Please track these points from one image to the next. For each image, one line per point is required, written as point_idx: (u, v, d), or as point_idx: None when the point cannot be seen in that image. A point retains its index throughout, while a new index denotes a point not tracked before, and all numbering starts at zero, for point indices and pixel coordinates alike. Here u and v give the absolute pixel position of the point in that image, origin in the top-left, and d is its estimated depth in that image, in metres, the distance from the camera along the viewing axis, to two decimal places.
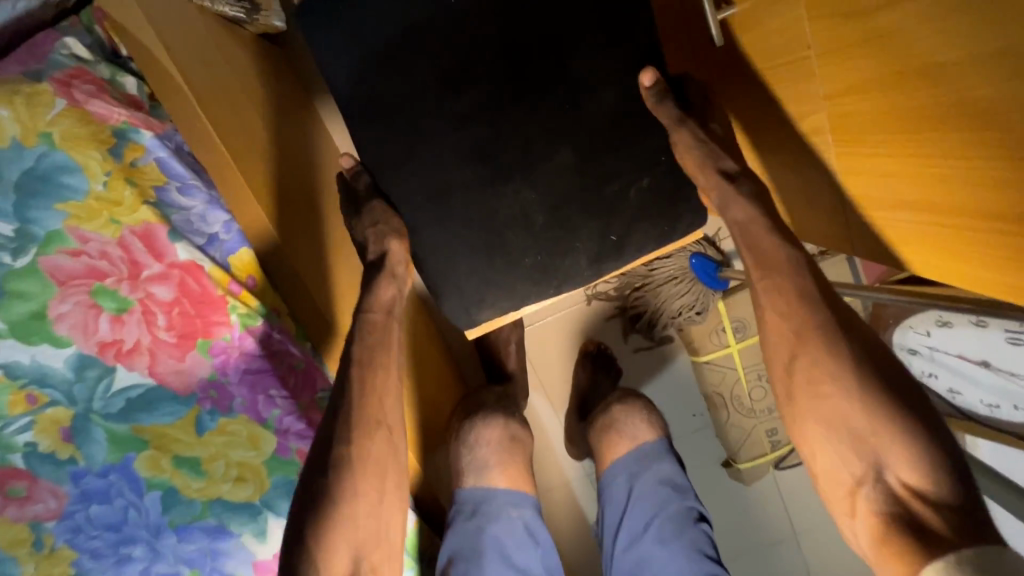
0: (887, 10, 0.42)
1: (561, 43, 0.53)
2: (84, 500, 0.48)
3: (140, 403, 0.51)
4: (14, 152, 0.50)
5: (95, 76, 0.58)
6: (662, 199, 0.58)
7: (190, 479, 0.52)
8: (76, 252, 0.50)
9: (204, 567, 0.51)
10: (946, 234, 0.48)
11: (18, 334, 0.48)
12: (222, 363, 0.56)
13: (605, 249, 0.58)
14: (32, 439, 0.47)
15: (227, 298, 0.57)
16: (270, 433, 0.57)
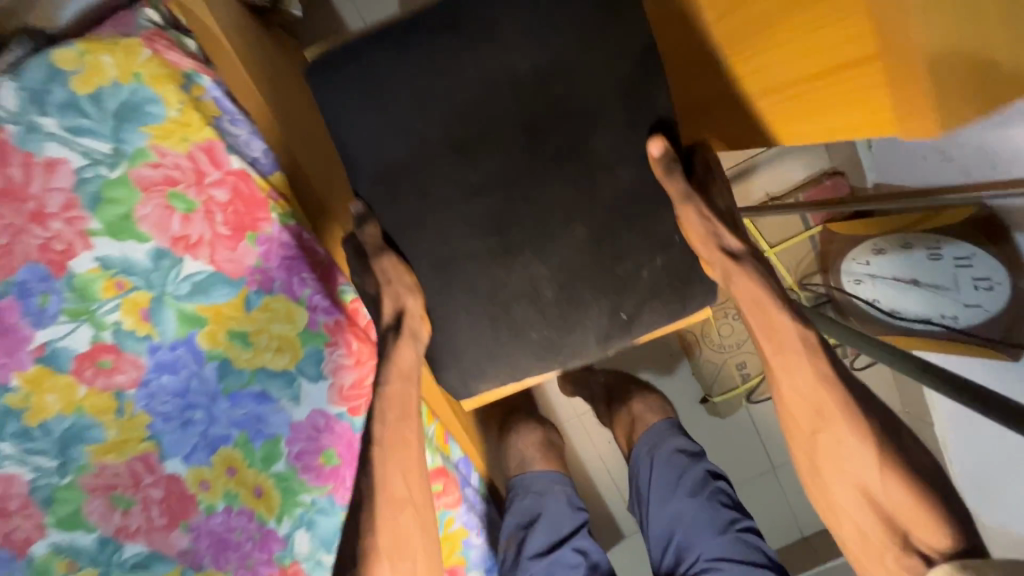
0: None
1: (583, 119, 0.50)
2: (158, 370, 0.54)
3: (200, 287, 0.56)
4: (112, 88, 0.55)
5: (168, 37, 0.61)
6: (677, 279, 0.55)
7: (239, 350, 0.57)
8: (156, 165, 0.55)
9: (251, 430, 0.57)
10: (821, 105, 0.52)
11: (112, 233, 0.53)
12: (266, 252, 0.59)
13: (615, 326, 0.56)
14: (117, 318, 0.53)
15: (269, 200, 0.60)
16: (303, 310, 0.60)
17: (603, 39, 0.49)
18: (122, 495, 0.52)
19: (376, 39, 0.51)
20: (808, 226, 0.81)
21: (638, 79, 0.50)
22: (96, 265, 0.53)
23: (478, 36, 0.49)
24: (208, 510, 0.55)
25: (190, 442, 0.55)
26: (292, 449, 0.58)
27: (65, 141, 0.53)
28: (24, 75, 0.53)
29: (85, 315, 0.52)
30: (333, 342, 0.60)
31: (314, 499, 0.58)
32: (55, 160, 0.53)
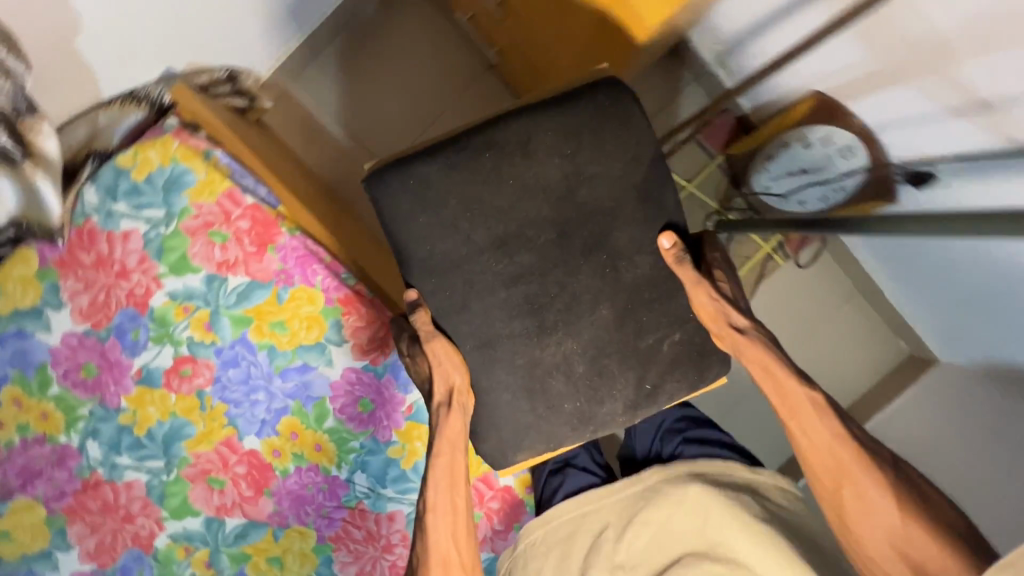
0: None
1: (605, 217, 0.59)
2: (225, 366, 0.72)
3: (243, 294, 0.72)
4: (159, 171, 0.73)
5: (185, 131, 0.75)
6: (694, 351, 0.62)
7: (279, 333, 0.73)
8: (195, 217, 0.73)
9: (302, 398, 0.74)
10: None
11: (176, 272, 0.72)
12: (285, 256, 0.73)
13: (641, 397, 0.61)
14: (189, 333, 0.72)
15: (280, 220, 0.74)
16: (320, 290, 0.74)
17: (620, 153, 0.58)
18: (215, 478, 0.73)
19: (430, 155, 0.58)
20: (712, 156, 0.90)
21: (650, 183, 0.59)
22: (167, 298, 0.72)
23: (514, 152, 0.58)
24: (283, 473, 0.74)
25: (258, 418, 0.73)
26: (335, 405, 0.74)
27: (135, 217, 0.72)
28: (99, 179, 0.73)
29: (166, 337, 0.72)
30: (348, 312, 0.74)
31: (361, 443, 0.74)
32: (130, 231, 0.72)
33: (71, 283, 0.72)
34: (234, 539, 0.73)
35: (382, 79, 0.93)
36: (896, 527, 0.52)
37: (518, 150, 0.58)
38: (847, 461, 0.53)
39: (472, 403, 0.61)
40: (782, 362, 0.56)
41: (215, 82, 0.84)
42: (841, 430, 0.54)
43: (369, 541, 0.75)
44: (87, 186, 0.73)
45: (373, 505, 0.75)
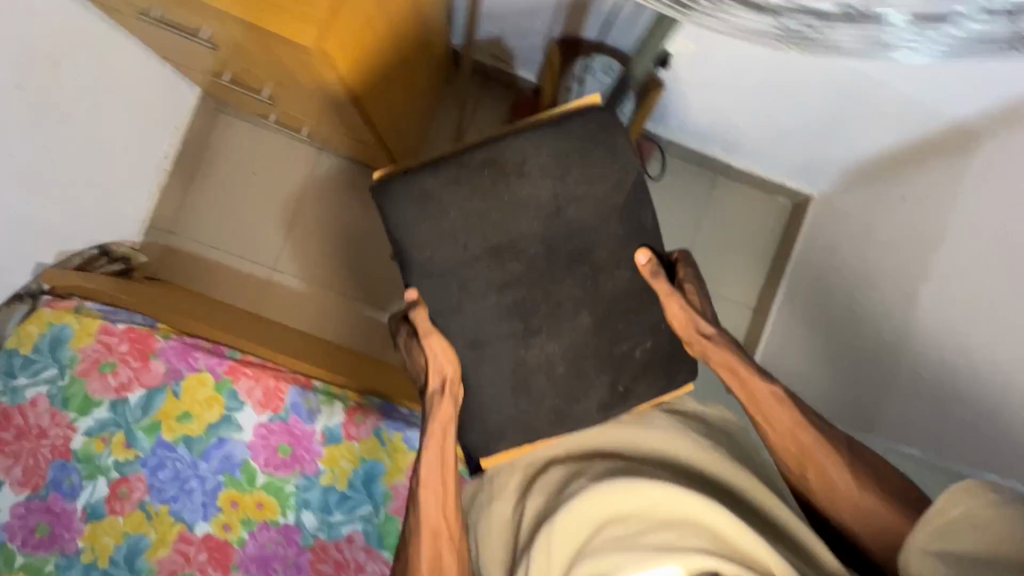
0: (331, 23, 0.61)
1: (589, 233, 0.65)
2: (154, 467, 0.82)
3: (150, 423, 0.83)
4: (43, 346, 0.82)
5: (42, 301, 0.84)
6: (663, 359, 0.68)
7: (185, 420, 0.84)
8: (96, 341, 0.84)
9: (230, 469, 0.83)
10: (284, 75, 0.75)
11: (83, 411, 0.82)
12: (170, 358, 0.85)
13: (613, 397, 0.68)
14: (112, 458, 0.81)
15: (155, 332, 0.86)
16: (208, 373, 0.86)
17: (606, 177, 0.65)
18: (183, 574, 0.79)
19: (435, 169, 0.64)
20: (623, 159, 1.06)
21: (631, 206, 0.66)
22: (85, 437, 0.81)
23: (510, 172, 0.64)
24: (239, 543, 0.81)
25: (199, 506, 0.82)
26: (258, 460, 0.84)
27: (31, 381, 0.81)
28: None
29: (98, 472, 0.81)
30: (238, 379, 0.86)
31: (295, 485, 0.84)
32: (34, 399, 0.81)
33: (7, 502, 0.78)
34: None
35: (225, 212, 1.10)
36: (855, 497, 0.59)
37: (513, 169, 0.64)
38: (805, 440, 0.60)
39: (462, 393, 0.66)
40: (746, 364, 0.63)
41: (82, 257, 0.94)
42: (801, 416, 0.61)
43: (341, 569, 0.82)
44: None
45: (329, 535, 0.83)
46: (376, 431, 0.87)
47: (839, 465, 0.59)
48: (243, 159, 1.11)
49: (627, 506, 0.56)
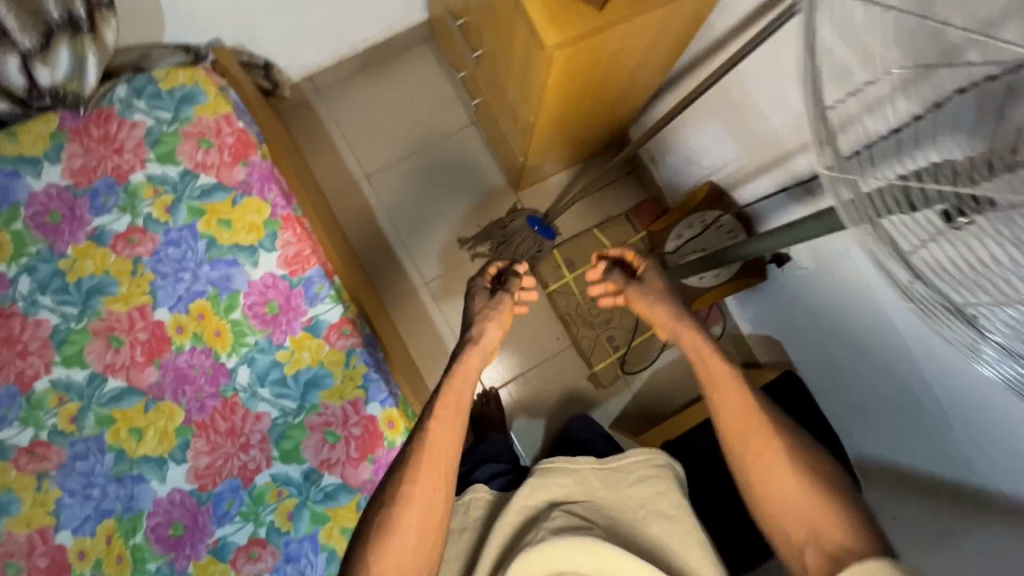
0: (544, 115, 1.31)
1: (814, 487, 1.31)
2: (169, 242, 1.17)
3: (206, 191, 1.20)
4: (191, 90, 1.24)
5: (204, 136, 1.22)
6: (760, 545, 1.29)
7: (223, 228, 1.18)
8: (193, 125, 1.22)
9: (219, 290, 1.16)
10: (566, 101, 1.28)
11: (163, 160, 1.20)
12: (252, 171, 1.22)
13: (738, 527, 1.29)
14: (150, 208, 1.17)
15: (191, 199, 1.19)
16: (271, 219, 1.21)
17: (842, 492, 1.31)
18: (233, 300, 1.16)
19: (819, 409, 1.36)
20: (587, 287, 1.84)
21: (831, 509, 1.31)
22: (145, 177, 1.18)
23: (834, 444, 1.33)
24: (176, 347, 1.13)
25: (228, 276, 1.17)
26: (243, 300, 1.16)
27: (191, 117, 1.22)
28: (134, 82, 1.22)
29: (132, 206, 1.17)
30: (292, 236, 1.20)
31: (255, 341, 1.15)
32: (186, 130, 1.21)
33: (73, 145, 1.18)
34: (235, 287, 1.17)
35: (382, 117, 1.93)
36: None
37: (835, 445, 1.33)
38: None
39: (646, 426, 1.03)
40: None
41: (254, 69, 1.59)
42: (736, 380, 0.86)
43: (232, 434, 1.11)
44: (122, 84, 1.22)
45: (245, 401, 1.13)
46: (348, 352, 1.17)
47: (776, 447, 0.81)
48: (404, 161, 1.92)
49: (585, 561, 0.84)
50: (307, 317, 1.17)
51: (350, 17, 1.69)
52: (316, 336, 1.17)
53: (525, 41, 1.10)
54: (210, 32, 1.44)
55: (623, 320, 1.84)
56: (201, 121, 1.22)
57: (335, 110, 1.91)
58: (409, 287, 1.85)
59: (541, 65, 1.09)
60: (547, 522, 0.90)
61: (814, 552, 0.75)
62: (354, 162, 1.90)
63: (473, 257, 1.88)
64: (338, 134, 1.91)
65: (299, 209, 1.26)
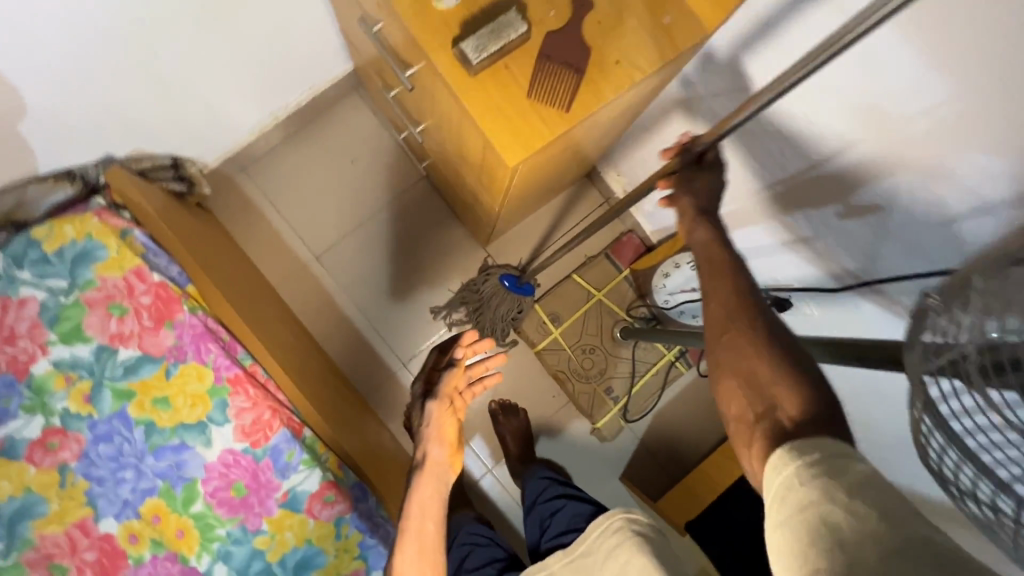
0: (507, 194, 1.07)
1: None
2: (97, 437, 0.98)
3: (131, 367, 1.00)
4: (88, 245, 1.02)
5: (112, 300, 1.01)
6: None
7: (162, 406, 1.00)
8: (98, 289, 1.01)
9: (170, 481, 1.00)
10: (532, 171, 1.04)
11: (67, 339, 0.99)
12: (180, 331, 1.03)
13: None
14: (65, 403, 0.98)
15: (112, 380, 1.00)
16: (218, 385, 1.03)
17: None
18: (192, 489, 1.00)
19: None
20: (577, 339, 1.72)
21: None
22: (50, 365, 0.98)
23: None
24: (134, 559, 0.97)
25: (178, 463, 1.00)
26: (201, 488, 1.00)
27: (92, 280, 1.01)
28: (10, 249, 1.00)
29: (42, 404, 0.98)
30: (246, 397, 1.03)
31: (227, 531, 1.00)
32: (91, 297, 1.01)
33: None
34: (189, 474, 1.00)
35: (320, 183, 1.71)
36: None
37: None
38: None
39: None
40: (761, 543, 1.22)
41: (159, 171, 1.35)
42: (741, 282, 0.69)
43: None
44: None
45: None
46: (336, 519, 1.03)
47: (754, 331, 0.65)
48: (355, 229, 1.71)
49: None
50: (281, 492, 1.02)
51: (263, 87, 1.45)
52: (297, 512, 1.02)
53: (476, 142, 0.92)
54: (98, 148, 1.20)
55: (619, 367, 1.73)
56: (105, 281, 1.02)
57: (265, 187, 1.68)
58: (384, 371, 1.69)
59: (499, 172, 0.91)
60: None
61: (767, 423, 0.60)
62: (299, 243, 1.69)
63: (451, 325, 1.72)
64: (275, 214, 1.68)
65: (247, 358, 1.08)
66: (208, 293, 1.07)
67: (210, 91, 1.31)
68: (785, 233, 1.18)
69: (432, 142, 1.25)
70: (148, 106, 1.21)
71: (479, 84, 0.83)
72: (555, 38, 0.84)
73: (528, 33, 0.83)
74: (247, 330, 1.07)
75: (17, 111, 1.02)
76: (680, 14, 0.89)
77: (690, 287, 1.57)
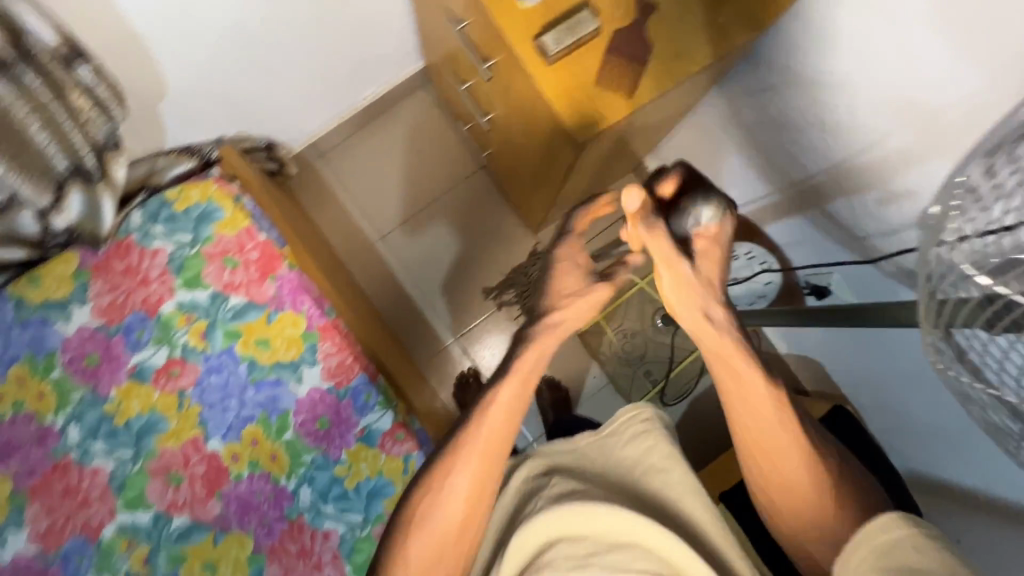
0: (567, 175, 1.20)
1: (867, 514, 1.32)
2: (209, 369, 1.15)
3: (238, 311, 1.17)
4: (208, 206, 1.20)
5: (226, 254, 1.18)
6: None
7: (263, 347, 1.17)
8: (215, 244, 1.19)
9: (267, 411, 1.15)
10: (591, 155, 1.16)
11: (188, 285, 1.17)
12: (279, 283, 1.19)
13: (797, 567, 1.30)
14: (184, 338, 1.15)
15: (223, 321, 1.17)
16: (310, 331, 1.19)
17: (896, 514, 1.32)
18: (285, 419, 1.15)
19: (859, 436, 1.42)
20: (619, 324, 1.82)
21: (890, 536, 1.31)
22: (174, 306, 1.16)
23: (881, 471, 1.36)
24: (234, 476, 1.13)
25: (274, 396, 1.16)
26: (292, 419, 1.15)
27: (210, 236, 1.19)
28: (147, 207, 1.18)
29: (168, 338, 1.15)
30: (333, 343, 1.18)
31: (311, 458, 1.15)
32: (208, 250, 1.18)
33: (98, 283, 1.15)
34: (283, 406, 1.16)
35: (388, 169, 1.88)
36: None
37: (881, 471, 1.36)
38: None
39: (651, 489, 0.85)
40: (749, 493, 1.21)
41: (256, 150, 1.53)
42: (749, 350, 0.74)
43: (301, 555, 1.12)
44: (136, 211, 1.18)
45: (309, 519, 1.13)
46: (404, 456, 1.17)
47: (794, 438, 0.72)
48: (417, 213, 1.87)
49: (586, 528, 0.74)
50: (359, 428, 1.17)
51: (346, 81, 1.62)
52: (371, 447, 1.16)
53: (547, 125, 1.04)
54: (212, 130, 1.40)
55: (658, 352, 1.82)
56: (221, 238, 1.19)
57: (340, 172, 1.86)
58: (437, 344, 1.83)
59: (566, 151, 1.04)
60: (544, 490, 0.85)
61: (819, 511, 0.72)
62: (367, 223, 1.86)
63: (499, 305, 1.85)
64: (347, 196, 1.86)
65: (332, 311, 1.24)
66: (299, 252, 1.26)
67: (305, 83, 1.49)
68: (824, 220, 1.26)
69: (500, 128, 1.39)
70: (256, 94, 1.40)
71: (554, 72, 0.96)
72: (623, 33, 0.96)
73: (600, 29, 0.95)
74: (327, 285, 1.27)
75: (158, 94, 1.21)
76: (735, 15, 0.99)
77: None
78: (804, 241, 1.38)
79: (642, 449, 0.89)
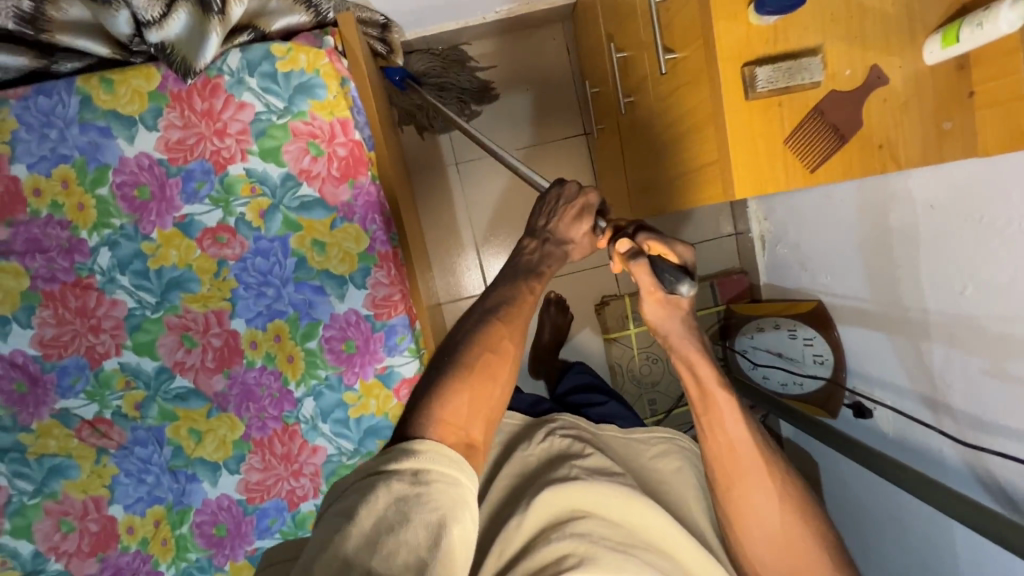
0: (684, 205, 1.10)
1: None
2: (259, 250, 1.09)
3: (306, 204, 1.09)
4: (311, 79, 1.07)
5: (314, 141, 1.08)
6: None
7: (317, 250, 1.10)
8: (305, 123, 1.08)
9: (299, 314, 1.11)
10: None
11: (265, 155, 1.07)
12: (357, 192, 1.11)
13: None
14: (243, 210, 1.08)
15: (287, 209, 1.08)
16: (371, 254, 1.11)
17: None
18: (314, 330, 1.11)
19: None
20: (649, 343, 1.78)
21: None
22: (243, 172, 1.07)
23: None
24: (248, 363, 1.10)
25: (310, 301, 1.10)
26: (320, 331, 1.11)
27: (303, 113, 1.08)
28: (249, 56, 1.06)
29: (227, 201, 1.07)
30: (387, 275, 1.12)
31: (325, 375, 1.12)
32: (295, 127, 1.08)
33: (173, 113, 1.05)
34: (316, 316, 1.11)
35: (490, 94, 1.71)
36: None
37: None
38: None
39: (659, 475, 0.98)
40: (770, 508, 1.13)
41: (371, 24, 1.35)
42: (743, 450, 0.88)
43: (285, 459, 1.12)
44: (236, 51, 1.06)
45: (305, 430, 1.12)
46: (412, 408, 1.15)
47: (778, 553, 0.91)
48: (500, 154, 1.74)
49: (619, 515, 0.81)
50: (381, 365, 1.13)
51: None
52: (386, 387, 1.13)
53: (707, 153, 0.93)
54: None
55: (671, 386, 1.80)
56: (315, 120, 1.08)
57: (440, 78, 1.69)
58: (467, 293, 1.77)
59: (713, 190, 0.94)
60: (576, 460, 0.88)
61: None
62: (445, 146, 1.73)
63: None
64: None
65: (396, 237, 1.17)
66: (381, 162, 1.14)
67: None
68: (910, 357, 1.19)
69: (636, 121, 1.25)
70: None
71: (749, 111, 0.83)
72: (839, 98, 0.83)
73: (820, 84, 0.82)
74: (398, 205, 1.19)
75: None
76: (962, 127, 0.86)
77: (776, 350, 1.58)
78: (873, 360, 1.32)
79: (671, 468, 1.00)
